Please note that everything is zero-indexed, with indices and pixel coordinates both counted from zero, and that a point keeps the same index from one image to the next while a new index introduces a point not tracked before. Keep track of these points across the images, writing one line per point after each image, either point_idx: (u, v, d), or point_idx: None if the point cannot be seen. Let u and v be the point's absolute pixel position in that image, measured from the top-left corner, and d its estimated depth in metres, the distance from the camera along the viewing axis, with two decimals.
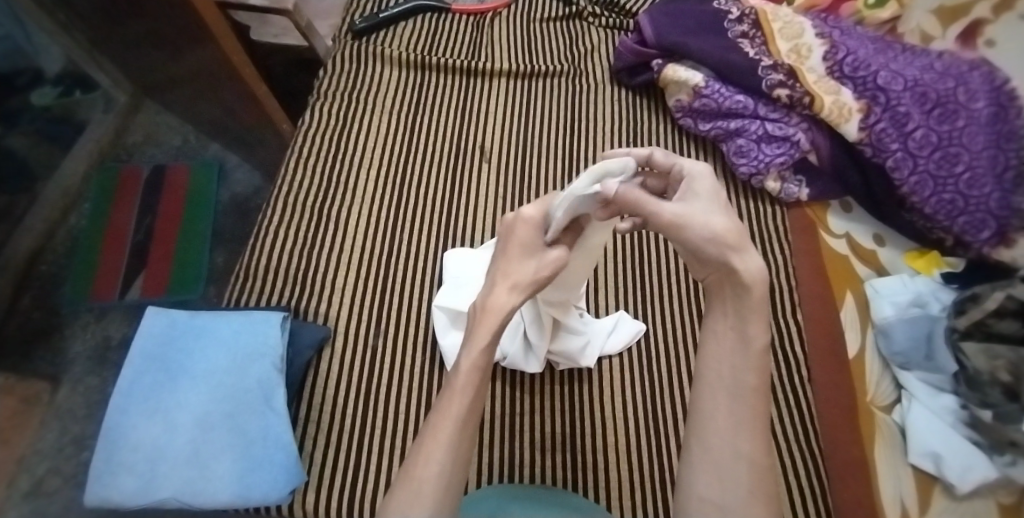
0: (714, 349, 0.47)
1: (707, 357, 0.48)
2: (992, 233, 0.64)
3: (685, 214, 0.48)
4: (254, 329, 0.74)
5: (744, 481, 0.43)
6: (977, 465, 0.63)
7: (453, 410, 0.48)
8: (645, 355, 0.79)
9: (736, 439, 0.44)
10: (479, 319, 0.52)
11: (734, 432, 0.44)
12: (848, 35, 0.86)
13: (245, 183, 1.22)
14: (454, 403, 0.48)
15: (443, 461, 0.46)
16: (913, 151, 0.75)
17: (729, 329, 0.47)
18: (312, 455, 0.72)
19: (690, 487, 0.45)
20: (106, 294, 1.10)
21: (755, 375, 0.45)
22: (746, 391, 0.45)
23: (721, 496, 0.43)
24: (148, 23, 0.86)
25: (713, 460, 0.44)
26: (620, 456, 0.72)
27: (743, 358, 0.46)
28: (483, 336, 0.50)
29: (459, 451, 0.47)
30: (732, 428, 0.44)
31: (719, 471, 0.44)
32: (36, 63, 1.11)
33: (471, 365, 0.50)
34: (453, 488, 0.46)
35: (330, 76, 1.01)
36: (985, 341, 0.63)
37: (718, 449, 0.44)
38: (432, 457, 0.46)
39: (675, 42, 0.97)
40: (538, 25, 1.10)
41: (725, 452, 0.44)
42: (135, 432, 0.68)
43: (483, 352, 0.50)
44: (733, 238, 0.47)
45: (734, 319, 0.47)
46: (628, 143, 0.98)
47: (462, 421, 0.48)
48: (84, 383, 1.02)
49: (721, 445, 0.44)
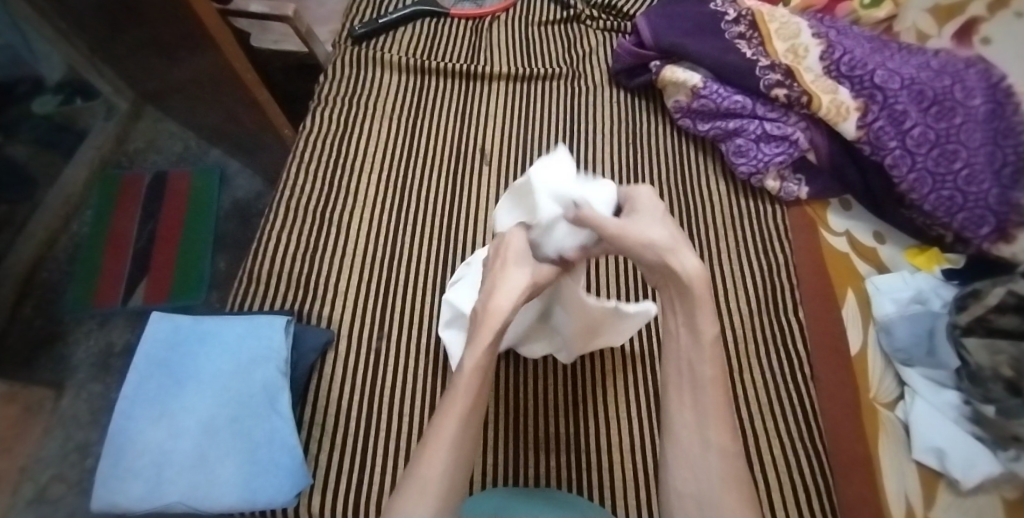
0: (676, 349, 0.55)
1: (670, 360, 0.55)
2: (991, 229, 0.67)
3: (627, 227, 0.54)
4: (257, 333, 0.74)
5: (713, 468, 0.49)
6: (979, 460, 0.64)
7: (456, 411, 0.50)
8: (640, 354, 0.79)
9: (701, 431, 0.51)
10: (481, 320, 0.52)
11: (701, 424, 0.51)
12: (844, 34, 0.87)
13: (245, 190, 1.23)
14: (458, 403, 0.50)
15: (450, 458, 0.48)
16: (911, 150, 0.76)
17: (685, 328, 0.54)
18: (316, 458, 0.72)
19: (671, 485, 0.51)
20: (109, 301, 1.10)
21: (712, 366, 0.53)
22: (705, 382, 0.52)
23: (696, 487, 0.50)
24: (151, 29, 0.87)
25: (686, 456, 0.51)
26: (624, 456, 0.72)
27: (699, 355, 0.53)
28: (486, 334, 0.51)
29: (463, 449, 0.49)
30: (698, 421, 0.51)
31: (691, 464, 0.51)
32: (36, 71, 1.11)
33: (474, 365, 0.51)
34: (457, 488, 0.48)
35: (331, 81, 1.01)
36: (988, 336, 0.63)
37: (689, 442, 0.51)
38: (436, 458, 0.48)
39: (673, 44, 0.97)
40: (536, 28, 1.10)
41: (695, 446, 0.51)
42: (139, 437, 0.68)
43: (486, 350, 0.52)
44: (673, 244, 0.53)
45: (684, 314, 0.54)
46: (628, 144, 0.99)
47: (465, 420, 0.50)
48: (87, 390, 1.02)
49: (689, 438, 0.51)
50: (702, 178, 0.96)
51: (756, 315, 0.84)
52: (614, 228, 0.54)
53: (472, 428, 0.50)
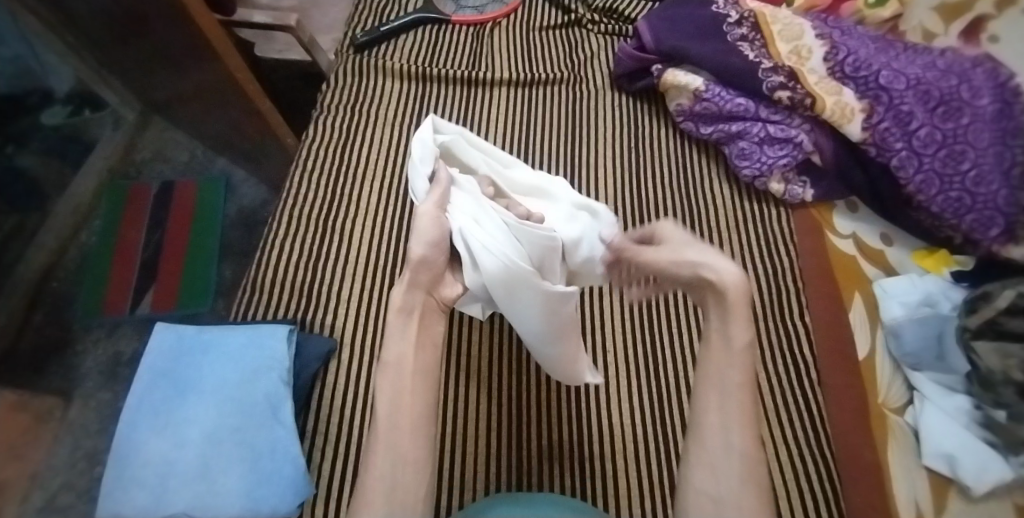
0: (709, 354, 0.56)
1: (704, 363, 0.56)
2: (1000, 231, 0.67)
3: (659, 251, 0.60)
4: (260, 342, 0.74)
5: (736, 471, 0.49)
6: (992, 466, 0.62)
7: (386, 412, 0.53)
8: (640, 359, 0.79)
9: (726, 433, 0.51)
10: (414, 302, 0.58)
11: (727, 426, 0.52)
12: (848, 35, 0.87)
13: (250, 198, 1.34)
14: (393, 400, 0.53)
15: (387, 460, 0.50)
16: (917, 150, 0.76)
17: (717, 335, 0.56)
18: (320, 468, 0.72)
19: (690, 484, 0.51)
20: (117, 309, 1.15)
21: (743, 375, 0.53)
22: (732, 387, 0.53)
23: (718, 487, 0.50)
24: (154, 41, 0.87)
25: (708, 458, 0.51)
26: (631, 463, 0.72)
27: (728, 362, 0.54)
28: (393, 335, 0.56)
29: (399, 449, 0.51)
30: (724, 423, 0.52)
31: (713, 465, 0.51)
32: (46, 84, 1.07)
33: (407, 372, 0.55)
34: (403, 487, 0.50)
35: (333, 90, 1.02)
36: (998, 340, 0.63)
37: (713, 446, 0.51)
38: (377, 461, 0.50)
39: (674, 47, 0.96)
40: (538, 33, 1.10)
41: (719, 447, 0.51)
42: (144, 448, 0.68)
43: (414, 358, 0.56)
44: (710, 260, 0.57)
45: (719, 323, 0.56)
46: (630, 148, 0.98)
47: (390, 421, 0.52)
48: (96, 399, 1.03)
49: (714, 439, 0.51)
50: (706, 182, 0.95)
51: (761, 320, 0.83)
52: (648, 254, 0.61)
53: (404, 430, 0.52)
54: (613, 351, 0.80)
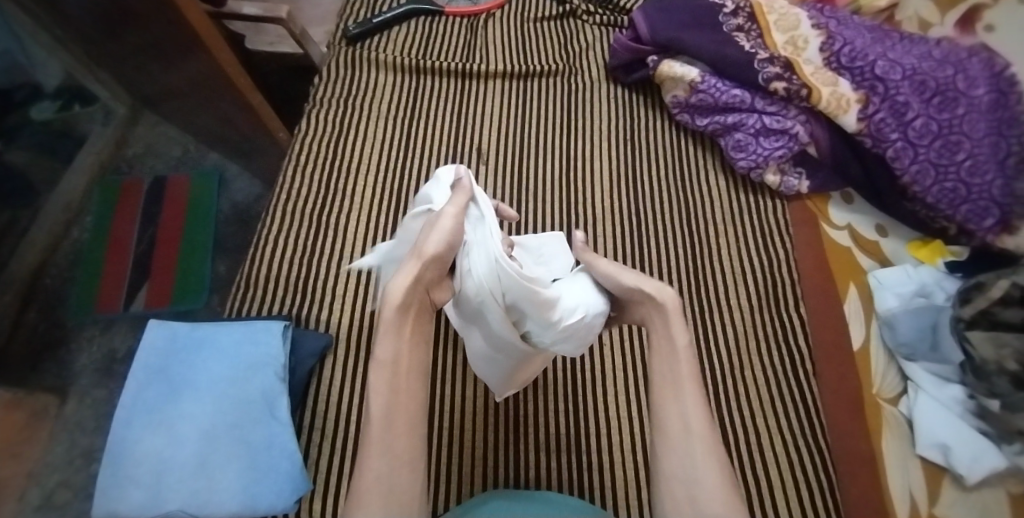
0: (663, 352, 0.57)
1: (659, 363, 0.57)
2: (994, 221, 0.71)
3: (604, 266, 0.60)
4: (255, 339, 0.74)
5: (701, 458, 0.51)
6: (985, 455, 0.64)
7: (375, 409, 0.52)
8: (634, 353, 0.79)
9: (688, 423, 0.53)
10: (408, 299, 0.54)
11: (688, 418, 0.53)
12: (844, 25, 0.87)
13: (245, 192, 1.23)
14: (383, 394, 0.53)
15: (383, 459, 0.50)
16: (913, 141, 0.77)
17: (662, 338, 0.58)
18: (316, 464, 0.72)
19: (661, 477, 0.53)
20: (111, 307, 1.11)
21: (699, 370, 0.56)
22: (684, 382, 0.55)
23: (687, 474, 0.51)
24: (141, 34, 0.86)
25: (674, 451, 0.53)
26: (624, 457, 0.72)
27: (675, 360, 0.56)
28: (387, 334, 0.54)
29: (394, 446, 0.51)
30: (681, 415, 0.54)
31: (680, 453, 0.52)
32: (35, 78, 1.11)
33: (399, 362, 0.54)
34: (399, 486, 0.50)
35: (326, 83, 1.01)
36: (992, 330, 0.65)
37: (675, 439, 0.53)
38: (370, 462, 0.50)
39: (671, 38, 0.95)
40: (532, 25, 1.09)
41: (683, 438, 0.53)
42: (139, 445, 0.68)
43: (406, 354, 0.55)
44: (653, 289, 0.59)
45: (663, 326, 0.58)
46: (625, 141, 0.98)
47: (385, 420, 0.52)
48: (91, 396, 1.03)
49: (676, 432, 0.53)
50: (700, 175, 0.95)
51: (756, 311, 0.82)
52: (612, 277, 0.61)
53: (396, 428, 0.52)
54: (610, 345, 0.80)
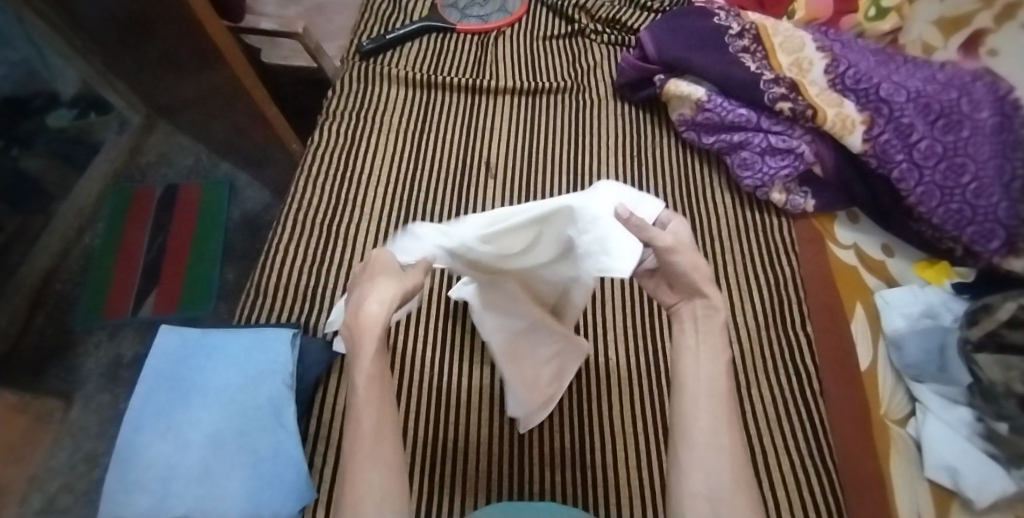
0: (692, 353, 0.51)
1: (687, 364, 0.51)
2: (1000, 243, 0.70)
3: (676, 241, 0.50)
4: (264, 346, 0.74)
5: (728, 471, 0.46)
6: (994, 477, 0.62)
7: (363, 425, 0.47)
8: (638, 368, 0.79)
9: (716, 433, 0.47)
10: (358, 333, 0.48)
11: (716, 426, 0.48)
12: (849, 48, 0.88)
13: (255, 201, 1.25)
14: (372, 409, 0.48)
15: (375, 470, 0.45)
16: (918, 162, 0.77)
17: (700, 335, 0.52)
18: (321, 474, 0.71)
19: (683, 491, 0.47)
20: (118, 312, 1.13)
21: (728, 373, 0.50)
22: (719, 391, 0.49)
23: (713, 491, 0.46)
24: (161, 45, 0.88)
25: (700, 461, 0.47)
26: (630, 473, 0.71)
27: (710, 362, 0.50)
28: (370, 340, 0.48)
29: (384, 460, 0.46)
30: (713, 425, 0.48)
31: (704, 466, 0.47)
32: (51, 86, 1.11)
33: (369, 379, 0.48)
34: (391, 495, 0.44)
35: (338, 96, 1.03)
36: (999, 352, 0.64)
37: (702, 446, 0.47)
38: (359, 475, 0.45)
39: (678, 58, 0.96)
40: (542, 43, 1.11)
41: (710, 449, 0.47)
42: (147, 450, 0.68)
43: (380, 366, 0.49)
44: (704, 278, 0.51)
45: (703, 328, 0.52)
46: (632, 157, 0.99)
47: (374, 432, 0.47)
48: (96, 401, 1.03)
49: (704, 441, 0.47)
50: (707, 191, 0.96)
51: (763, 328, 0.82)
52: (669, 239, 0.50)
53: (385, 441, 0.47)
54: (615, 360, 0.80)
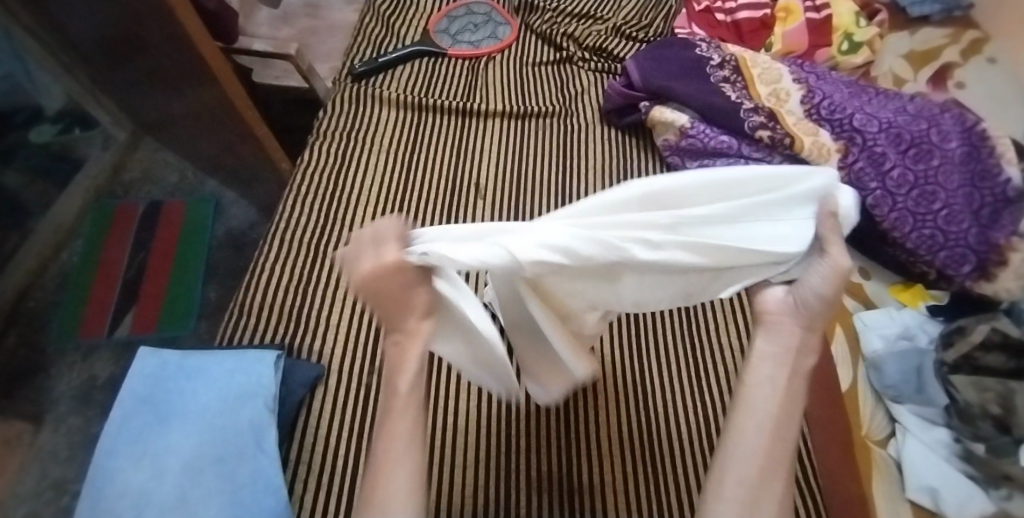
0: (770, 382, 0.46)
1: (759, 389, 0.46)
2: (972, 267, 0.75)
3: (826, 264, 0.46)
4: (246, 369, 0.73)
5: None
6: (973, 501, 0.63)
7: (398, 429, 0.46)
8: (699, 384, 0.76)
9: (769, 476, 0.43)
10: (403, 344, 0.48)
11: (772, 469, 0.43)
12: (823, 80, 0.93)
13: (241, 218, 1.24)
14: (403, 418, 0.46)
15: (402, 471, 0.44)
16: (891, 191, 0.80)
17: (782, 345, 0.47)
18: (301, 499, 0.70)
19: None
20: (94, 333, 1.09)
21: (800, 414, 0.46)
22: (789, 426, 0.44)
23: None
24: (152, 65, 0.89)
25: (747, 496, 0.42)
26: (621, 499, 0.67)
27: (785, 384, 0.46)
28: (411, 356, 0.47)
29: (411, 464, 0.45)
30: (770, 461, 0.43)
31: (748, 504, 0.42)
32: (36, 102, 1.13)
33: (409, 388, 0.47)
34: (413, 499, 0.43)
35: (330, 117, 1.04)
36: (975, 374, 0.68)
37: (750, 478, 0.43)
38: (389, 473, 0.44)
39: (661, 86, 1.00)
40: (530, 69, 1.14)
41: (759, 489, 0.42)
42: (121, 476, 0.66)
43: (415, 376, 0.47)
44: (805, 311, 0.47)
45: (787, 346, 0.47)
46: (619, 181, 1.00)
47: (409, 436, 0.46)
48: (67, 424, 0.99)
49: (758, 471, 0.43)
50: None
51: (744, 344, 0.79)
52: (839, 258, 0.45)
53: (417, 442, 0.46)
54: None
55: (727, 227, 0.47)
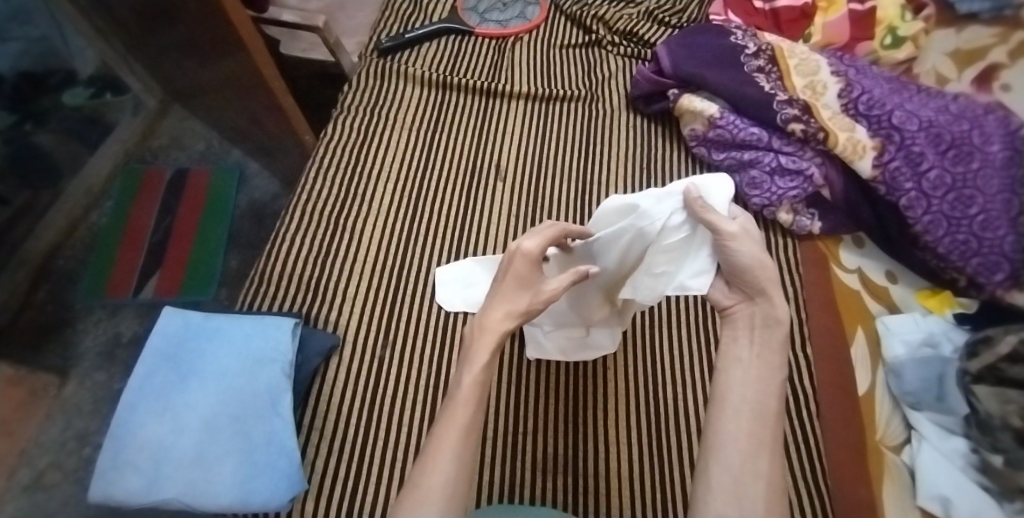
0: (739, 377, 0.51)
1: (731, 385, 0.51)
2: (1005, 276, 0.66)
3: (734, 235, 0.53)
4: (264, 334, 0.75)
5: (760, 499, 0.46)
6: (984, 512, 0.62)
7: (458, 419, 0.51)
8: (688, 381, 0.78)
9: (753, 459, 0.47)
10: (476, 337, 0.55)
11: (754, 453, 0.48)
12: (862, 74, 0.88)
13: (262, 190, 1.25)
14: (460, 414, 0.51)
15: (451, 460, 0.48)
16: (926, 192, 0.77)
17: (762, 335, 0.53)
18: (312, 464, 0.72)
19: (710, 510, 0.47)
20: (120, 292, 1.12)
21: (776, 400, 0.50)
22: (768, 413, 0.49)
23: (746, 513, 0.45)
24: (183, 30, 0.90)
25: (734, 471, 0.47)
26: (622, 482, 0.72)
27: (765, 375, 0.51)
28: (483, 353, 0.53)
29: (462, 460, 0.49)
30: (754, 447, 0.48)
31: (733, 488, 0.47)
32: (69, 66, 1.17)
33: (472, 380, 0.52)
34: (458, 492, 0.48)
35: (354, 91, 1.04)
36: (998, 385, 0.63)
37: (735, 458, 0.48)
38: (437, 465, 0.48)
39: (693, 73, 0.97)
40: (558, 51, 1.12)
41: (746, 474, 0.47)
42: (140, 432, 0.68)
43: (484, 370, 0.53)
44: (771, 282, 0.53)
45: (761, 343, 0.53)
46: (642, 169, 0.99)
47: (467, 430, 0.50)
48: (91, 379, 1.03)
49: (742, 447, 0.48)
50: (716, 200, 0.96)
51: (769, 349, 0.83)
52: (732, 226, 0.53)
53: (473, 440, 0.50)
54: (615, 369, 0.80)
55: (646, 283, 0.60)
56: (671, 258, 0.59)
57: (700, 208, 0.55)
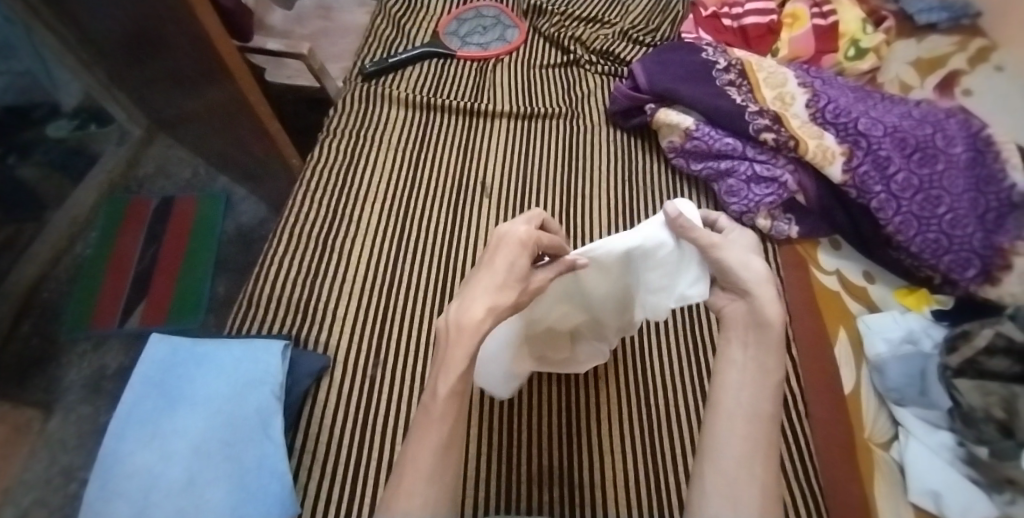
0: (737, 380, 0.51)
1: (726, 390, 0.51)
2: (977, 271, 0.74)
3: (719, 245, 0.58)
4: (254, 357, 0.75)
5: (755, 500, 0.45)
6: (977, 505, 0.63)
7: (431, 439, 0.47)
8: (679, 389, 0.79)
9: (749, 465, 0.47)
10: (453, 338, 0.50)
11: (749, 459, 0.47)
12: (828, 85, 0.93)
13: (250, 215, 1.25)
14: (432, 433, 0.47)
15: (429, 486, 0.45)
16: (896, 194, 0.81)
17: (756, 334, 0.53)
18: (306, 486, 0.71)
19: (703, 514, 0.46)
20: (106, 322, 1.10)
21: (771, 403, 0.50)
22: (762, 415, 0.49)
23: None
24: (170, 61, 0.92)
25: (727, 477, 0.47)
26: (618, 492, 0.72)
27: (760, 381, 0.51)
28: (458, 359, 0.49)
29: (439, 482, 0.46)
30: (749, 455, 0.47)
31: (729, 494, 0.46)
32: (53, 98, 1.18)
33: (448, 391, 0.49)
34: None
35: (340, 115, 1.06)
36: (979, 378, 0.66)
37: (727, 464, 0.47)
38: (413, 492, 0.44)
39: (667, 89, 1.00)
40: (538, 71, 1.15)
41: (739, 479, 0.46)
42: (127, 461, 0.67)
43: (457, 379, 0.49)
44: (756, 284, 0.54)
45: (757, 348, 0.53)
46: (624, 182, 1.01)
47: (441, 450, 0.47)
48: (76, 413, 1.01)
49: (736, 454, 0.47)
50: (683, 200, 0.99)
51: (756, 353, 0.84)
52: (714, 239, 0.58)
53: (450, 458, 0.47)
54: (607, 379, 0.80)
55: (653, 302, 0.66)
56: (667, 275, 0.64)
57: (682, 226, 0.59)
